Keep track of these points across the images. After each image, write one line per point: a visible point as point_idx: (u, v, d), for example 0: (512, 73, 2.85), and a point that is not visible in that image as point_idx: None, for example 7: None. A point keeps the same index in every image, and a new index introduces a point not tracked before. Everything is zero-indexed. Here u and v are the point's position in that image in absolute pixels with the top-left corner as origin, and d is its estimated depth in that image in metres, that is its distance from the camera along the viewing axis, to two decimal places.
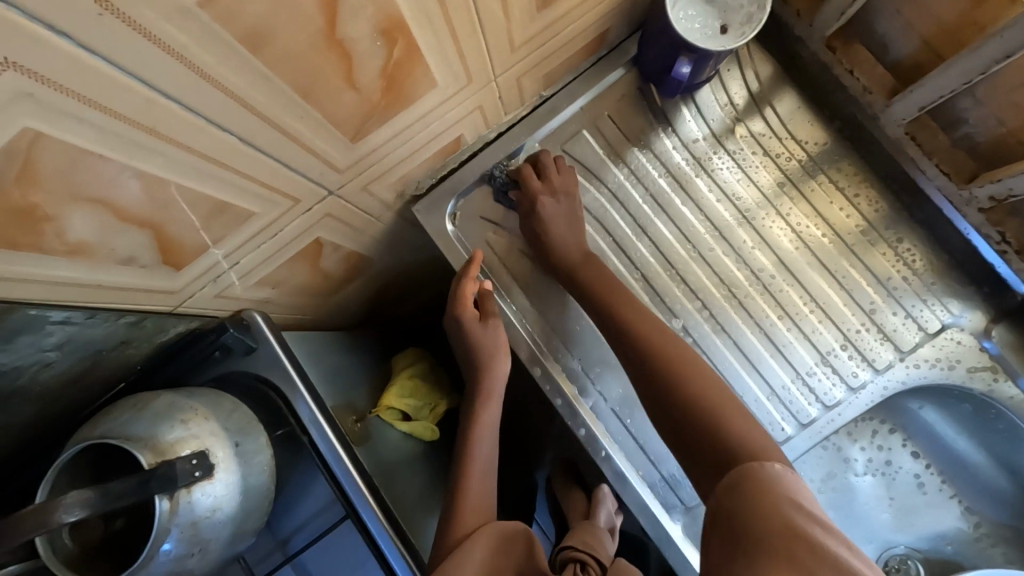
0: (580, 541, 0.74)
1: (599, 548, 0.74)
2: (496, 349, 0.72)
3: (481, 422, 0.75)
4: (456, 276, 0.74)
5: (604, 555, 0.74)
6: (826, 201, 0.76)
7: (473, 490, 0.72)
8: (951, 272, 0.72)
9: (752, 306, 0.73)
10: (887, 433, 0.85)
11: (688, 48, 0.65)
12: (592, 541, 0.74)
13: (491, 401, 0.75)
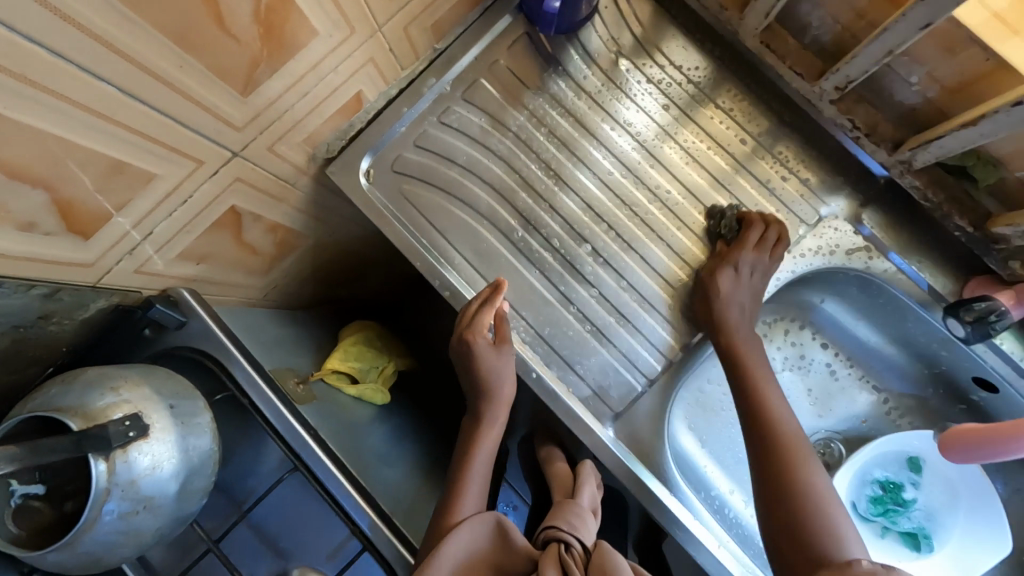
0: (563, 521, 0.72)
1: (581, 527, 0.72)
2: (504, 377, 0.75)
3: (484, 438, 0.79)
4: (474, 300, 0.75)
5: (587, 534, 0.72)
6: (709, 119, 0.82)
7: (471, 489, 0.76)
8: (824, 166, 0.79)
9: (653, 222, 0.80)
10: (798, 330, 0.93)
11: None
12: (575, 519, 0.72)
13: (496, 415, 0.78)
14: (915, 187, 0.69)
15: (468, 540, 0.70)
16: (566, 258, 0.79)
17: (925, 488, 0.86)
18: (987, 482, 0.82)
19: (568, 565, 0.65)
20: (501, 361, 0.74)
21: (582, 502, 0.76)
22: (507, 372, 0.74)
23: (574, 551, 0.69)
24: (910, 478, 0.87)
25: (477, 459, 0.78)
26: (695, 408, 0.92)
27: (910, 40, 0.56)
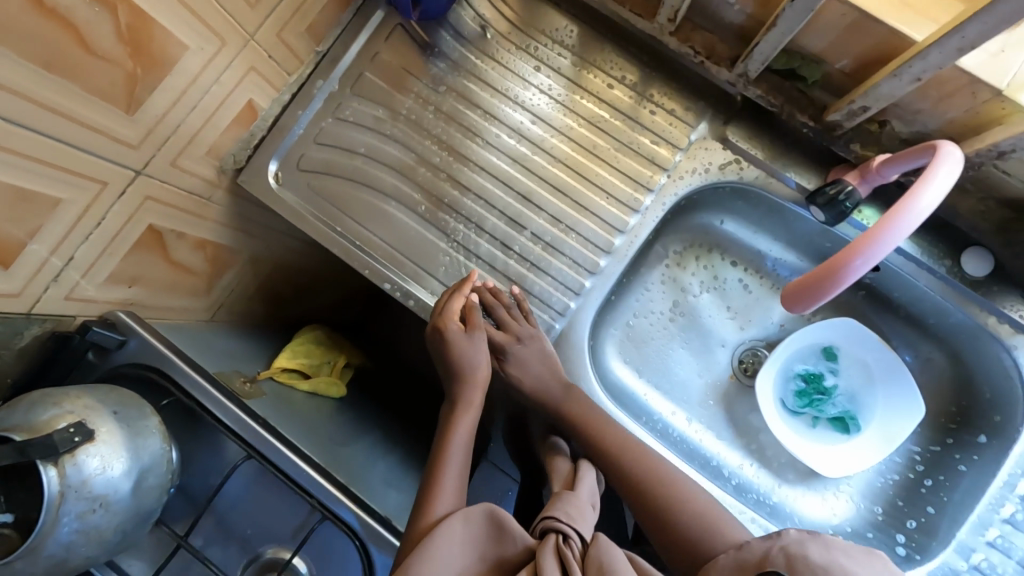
0: (563, 511, 0.66)
1: (581, 517, 0.66)
2: (477, 361, 0.79)
3: (461, 421, 0.78)
4: (449, 290, 0.80)
5: (589, 525, 0.66)
6: (576, 69, 0.89)
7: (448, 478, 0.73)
8: (686, 94, 0.86)
9: (541, 171, 0.86)
10: (707, 254, 0.99)
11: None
12: (575, 510, 0.66)
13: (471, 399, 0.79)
14: (759, 96, 0.76)
15: (458, 535, 0.65)
16: (469, 219, 0.85)
17: (844, 373, 0.94)
18: (893, 354, 0.90)
19: (568, 560, 0.60)
20: (474, 344, 0.79)
21: (581, 495, 0.70)
22: (479, 352, 0.79)
23: (572, 540, 0.63)
24: (828, 367, 0.94)
25: (452, 446, 0.77)
26: (628, 342, 0.98)
27: None
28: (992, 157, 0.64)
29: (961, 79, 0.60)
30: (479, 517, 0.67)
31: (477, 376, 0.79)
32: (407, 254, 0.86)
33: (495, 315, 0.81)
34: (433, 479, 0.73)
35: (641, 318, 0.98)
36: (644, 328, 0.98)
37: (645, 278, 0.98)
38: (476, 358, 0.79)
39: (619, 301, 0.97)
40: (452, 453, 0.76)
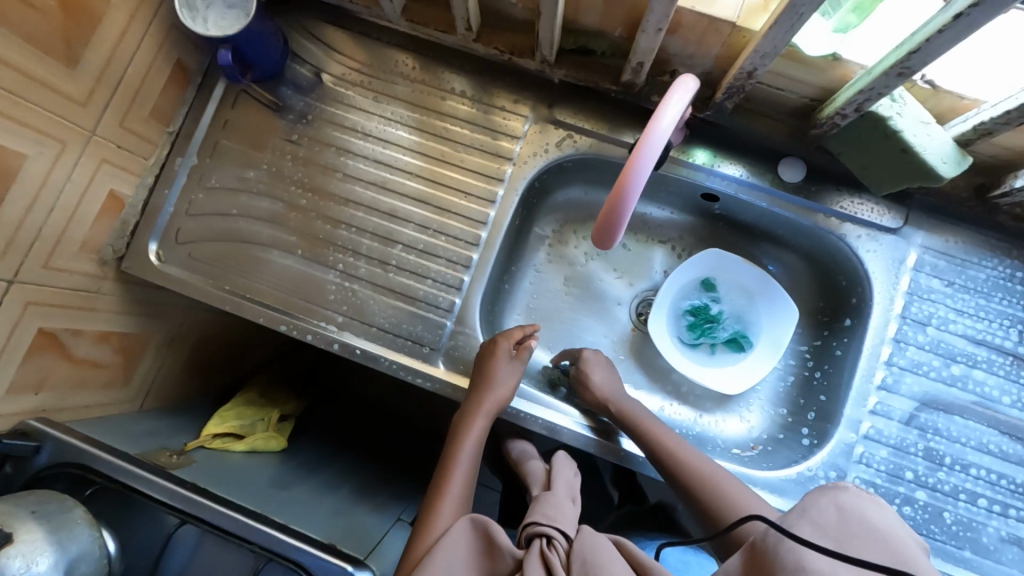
0: (544, 516, 0.74)
1: (561, 516, 0.74)
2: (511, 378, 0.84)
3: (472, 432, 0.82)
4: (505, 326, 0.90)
5: (569, 525, 0.74)
6: (411, 89, 0.95)
7: (448, 497, 0.78)
8: (512, 85, 0.93)
9: (400, 188, 0.92)
10: (583, 225, 1.07)
11: (240, 59, 0.88)
12: (553, 512, 0.75)
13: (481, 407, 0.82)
14: (565, 75, 0.85)
15: (451, 552, 0.69)
16: (346, 248, 0.91)
17: (727, 298, 1.02)
18: (761, 270, 0.99)
19: (551, 560, 0.66)
20: (514, 366, 0.85)
21: (557, 496, 0.80)
22: (510, 376, 0.84)
23: (554, 539, 0.70)
24: (710, 297, 1.02)
25: (459, 466, 0.81)
26: (531, 323, 1.04)
27: None
28: (745, 78, 0.71)
29: (702, 20, 0.70)
30: (468, 532, 0.71)
31: (495, 395, 0.83)
32: (298, 293, 0.91)
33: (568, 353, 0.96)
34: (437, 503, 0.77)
35: (538, 298, 1.06)
36: (542, 307, 1.05)
37: (531, 262, 1.06)
38: (503, 380, 0.84)
39: (511, 288, 1.04)
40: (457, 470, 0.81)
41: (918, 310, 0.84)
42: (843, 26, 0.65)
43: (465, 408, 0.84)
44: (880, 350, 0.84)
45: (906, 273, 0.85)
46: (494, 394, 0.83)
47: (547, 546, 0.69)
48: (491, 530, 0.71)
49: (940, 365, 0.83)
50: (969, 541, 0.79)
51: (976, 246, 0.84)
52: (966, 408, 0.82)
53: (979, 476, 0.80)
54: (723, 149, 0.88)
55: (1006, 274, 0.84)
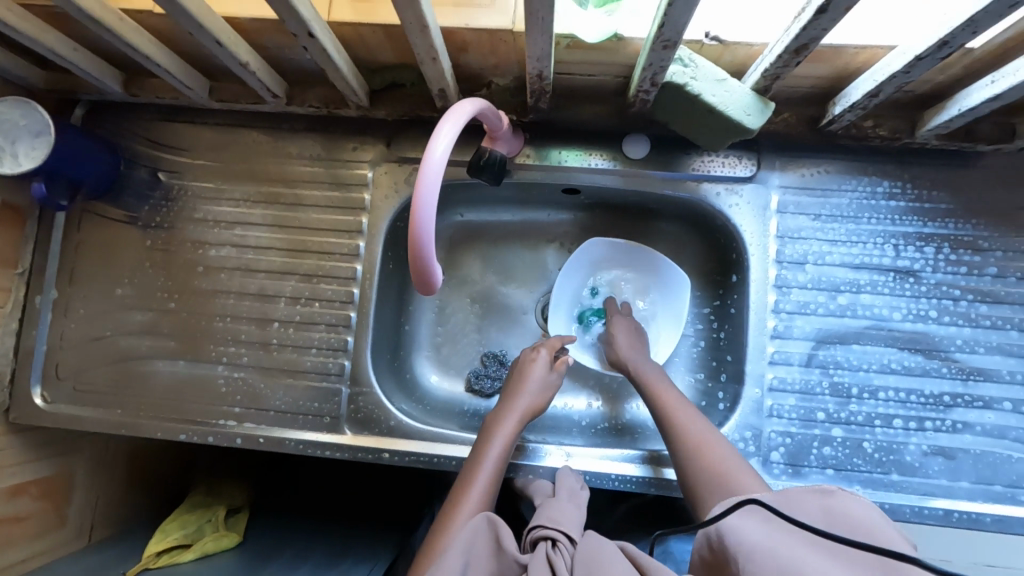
0: (549, 519, 0.71)
1: (566, 520, 0.71)
2: (543, 387, 0.87)
3: (500, 430, 0.82)
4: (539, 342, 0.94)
5: (575, 524, 0.71)
6: (249, 164, 0.93)
7: (469, 500, 0.75)
8: (346, 134, 0.92)
9: (264, 265, 0.91)
10: (468, 245, 1.06)
11: (61, 184, 0.87)
12: (558, 515, 0.71)
13: (513, 410, 0.84)
14: (386, 114, 0.84)
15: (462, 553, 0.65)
16: (225, 339, 0.90)
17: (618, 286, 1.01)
18: (613, 240, 0.99)
19: (555, 562, 0.63)
20: (550, 376, 0.89)
21: (562, 499, 0.75)
22: (541, 384, 0.87)
23: (559, 543, 0.67)
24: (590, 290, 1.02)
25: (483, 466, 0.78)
26: (442, 356, 1.03)
27: (239, 54, 0.69)
28: (539, 81, 0.69)
29: (481, 34, 0.69)
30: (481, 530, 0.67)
31: (528, 400, 0.85)
32: (190, 397, 0.89)
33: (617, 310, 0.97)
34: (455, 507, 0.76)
35: (444, 330, 1.04)
36: (450, 337, 1.04)
37: (427, 296, 1.05)
38: (536, 388, 0.87)
39: (412, 327, 1.02)
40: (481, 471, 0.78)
41: (793, 250, 0.84)
42: (605, 3, 0.62)
43: (496, 414, 0.84)
44: (766, 300, 0.83)
45: (773, 217, 0.84)
46: (526, 400, 0.85)
47: (552, 550, 0.66)
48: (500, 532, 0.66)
49: (826, 299, 0.82)
50: (894, 464, 0.79)
51: (831, 173, 0.84)
52: (862, 335, 0.82)
53: (889, 398, 0.80)
54: (564, 143, 0.86)
55: (867, 192, 0.83)
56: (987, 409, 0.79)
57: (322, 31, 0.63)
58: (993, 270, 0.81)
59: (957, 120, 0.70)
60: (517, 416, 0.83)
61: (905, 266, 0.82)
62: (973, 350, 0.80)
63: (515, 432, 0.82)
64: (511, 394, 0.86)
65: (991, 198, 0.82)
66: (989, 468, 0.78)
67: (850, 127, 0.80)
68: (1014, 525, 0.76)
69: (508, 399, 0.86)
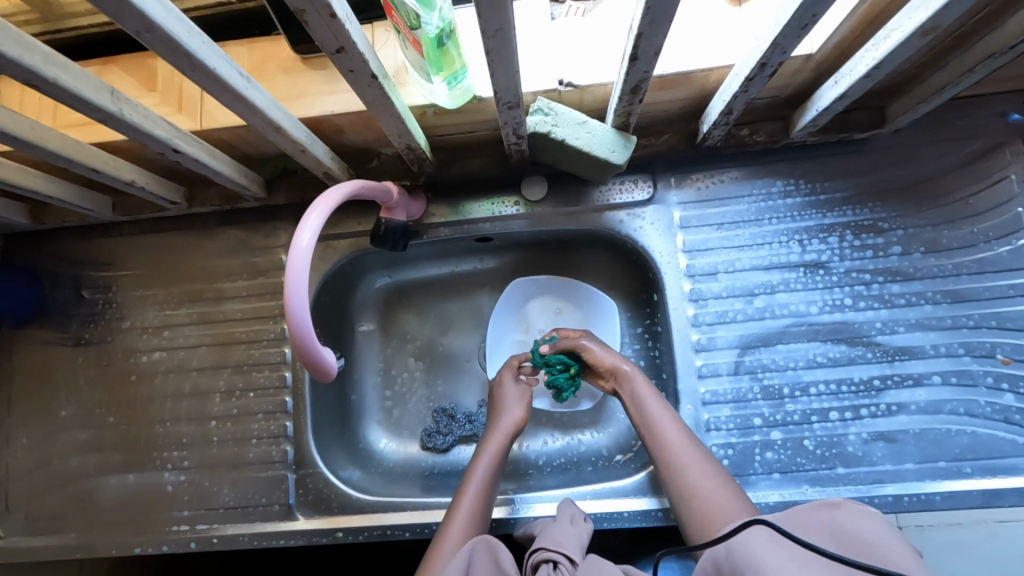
0: (550, 541, 0.66)
1: (568, 541, 0.66)
2: (518, 402, 0.87)
3: (487, 447, 0.81)
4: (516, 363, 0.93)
5: (577, 548, 0.66)
6: (166, 267, 0.95)
7: (460, 520, 0.73)
8: (254, 223, 0.93)
9: (196, 363, 0.91)
10: (403, 304, 1.07)
11: None
12: (560, 537, 0.67)
13: (497, 428, 0.84)
14: (286, 200, 0.86)
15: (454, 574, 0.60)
16: (168, 443, 0.90)
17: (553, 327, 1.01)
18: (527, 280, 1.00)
19: None
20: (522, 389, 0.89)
21: (559, 521, 0.72)
22: (517, 397, 0.87)
23: (562, 564, 0.62)
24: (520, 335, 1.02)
25: (472, 484, 0.77)
26: (394, 420, 1.03)
27: (121, 174, 0.71)
28: (413, 152, 0.71)
29: (348, 118, 0.71)
30: (478, 546, 0.62)
31: (509, 416, 0.85)
32: (140, 508, 0.89)
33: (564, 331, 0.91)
34: (447, 530, 0.72)
35: (392, 393, 1.04)
36: (398, 398, 1.04)
37: (369, 363, 1.05)
38: (514, 404, 0.86)
39: (359, 396, 1.03)
40: (469, 489, 0.76)
41: (702, 261, 0.85)
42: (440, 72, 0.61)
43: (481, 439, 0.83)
44: (685, 314, 0.84)
45: (678, 232, 0.86)
46: (509, 415, 0.85)
47: (552, 572, 0.61)
48: (500, 545, 0.60)
49: (743, 305, 0.83)
50: (838, 457, 0.78)
51: (725, 182, 0.86)
52: (784, 334, 0.82)
53: (821, 392, 0.80)
54: (464, 196, 0.88)
55: (763, 194, 0.85)
56: (918, 386, 0.79)
57: (188, 144, 0.65)
58: (898, 249, 0.82)
59: (819, 119, 0.72)
60: (503, 433, 0.82)
61: (813, 259, 0.83)
62: (894, 330, 0.80)
63: (501, 449, 0.81)
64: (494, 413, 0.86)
65: (881, 179, 0.83)
66: (931, 445, 0.77)
67: (728, 137, 0.82)
68: (966, 499, 0.75)
69: (491, 422, 0.86)
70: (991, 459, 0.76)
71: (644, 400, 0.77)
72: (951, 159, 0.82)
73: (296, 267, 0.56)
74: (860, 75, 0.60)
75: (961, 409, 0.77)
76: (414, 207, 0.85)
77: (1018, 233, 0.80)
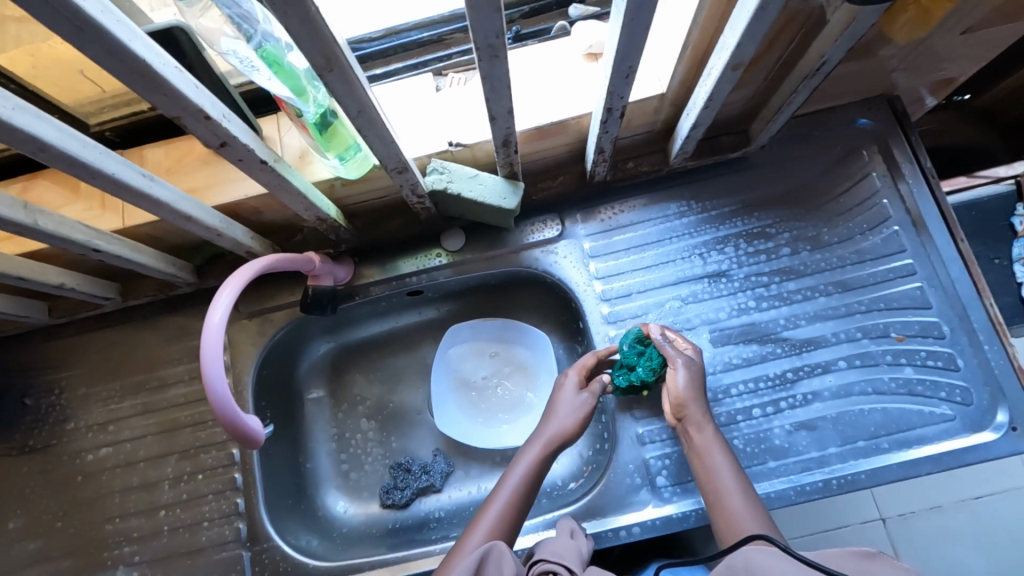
0: (550, 552, 0.68)
1: (569, 555, 0.68)
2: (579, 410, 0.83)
3: (528, 452, 0.80)
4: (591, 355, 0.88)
5: (577, 561, 0.68)
6: (107, 362, 0.97)
7: (482, 526, 0.73)
8: (190, 308, 0.97)
9: (143, 453, 0.92)
10: (351, 366, 1.10)
11: None
12: (560, 548, 0.68)
13: (542, 434, 0.81)
14: (218, 282, 0.90)
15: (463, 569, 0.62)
16: (119, 540, 0.89)
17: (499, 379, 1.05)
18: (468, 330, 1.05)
19: None
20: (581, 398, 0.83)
21: (560, 535, 0.73)
22: (573, 406, 0.83)
23: None
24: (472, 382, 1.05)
25: (501, 492, 0.77)
26: (352, 482, 1.04)
27: (50, 279, 0.75)
28: (326, 221, 0.77)
29: (261, 200, 0.77)
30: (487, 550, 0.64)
31: (558, 426, 0.81)
32: None
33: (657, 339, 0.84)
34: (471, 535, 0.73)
35: (347, 455, 1.06)
36: (355, 460, 1.05)
37: (322, 429, 1.07)
38: (567, 411, 0.82)
39: (314, 463, 1.04)
40: (500, 493, 0.76)
41: (617, 285, 0.91)
42: (331, 147, 0.68)
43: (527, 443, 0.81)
44: (607, 336, 0.90)
45: (592, 261, 0.93)
46: (555, 424, 0.81)
47: None
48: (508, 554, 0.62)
49: (659, 320, 0.89)
50: (767, 452, 0.82)
51: (625, 211, 0.93)
52: (700, 342, 0.88)
53: (741, 392, 0.85)
54: (389, 255, 0.94)
55: (660, 217, 0.93)
56: (827, 373, 0.85)
57: (109, 243, 0.70)
58: (787, 250, 0.90)
59: (687, 147, 0.81)
60: (545, 443, 0.80)
61: (714, 270, 0.90)
62: (797, 324, 0.87)
63: (541, 456, 0.79)
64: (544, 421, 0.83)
65: (761, 191, 0.92)
66: (849, 427, 0.82)
67: (616, 172, 0.92)
68: (887, 474, 0.79)
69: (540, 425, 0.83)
70: (903, 432, 0.81)
71: (706, 441, 0.75)
72: (818, 165, 0.92)
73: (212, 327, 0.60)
74: (700, 107, 0.69)
75: (869, 388, 0.83)
76: (341, 269, 0.90)
77: (887, 222, 0.89)
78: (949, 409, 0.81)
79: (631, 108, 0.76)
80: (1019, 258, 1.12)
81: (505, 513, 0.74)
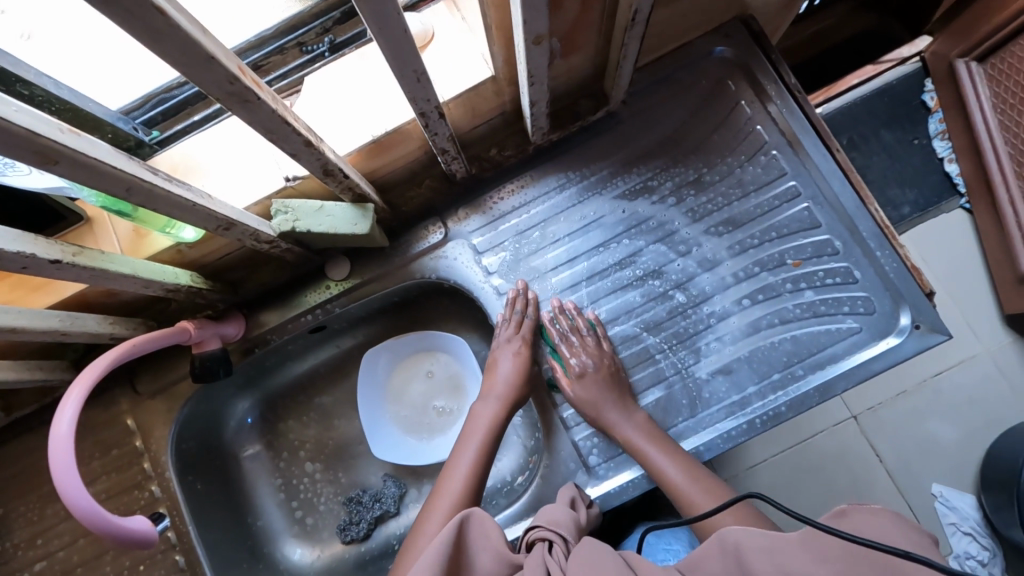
0: (547, 522, 0.65)
1: (563, 522, 0.65)
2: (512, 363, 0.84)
3: (478, 416, 0.81)
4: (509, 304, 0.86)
5: (573, 528, 0.65)
6: (19, 478, 0.92)
7: (447, 494, 0.73)
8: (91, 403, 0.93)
9: (78, 557, 0.89)
10: (281, 414, 1.06)
11: None
12: (555, 515, 0.66)
13: (487, 396, 0.82)
14: None
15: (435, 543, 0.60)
16: None
17: (449, 398, 1.03)
18: (399, 351, 1.03)
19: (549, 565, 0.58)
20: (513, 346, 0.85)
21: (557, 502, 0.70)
22: (510, 362, 0.84)
23: (556, 546, 0.61)
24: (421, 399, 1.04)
25: (462, 458, 0.77)
26: (310, 527, 1.02)
27: None
28: (181, 290, 0.72)
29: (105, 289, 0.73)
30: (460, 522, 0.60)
31: (500, 389, 0.82)
32: None
33: (579, 338, 0.83)
34: (434, 500, 0.73)
35: (299, 502, 1.04)
36: (307, 505, 1.03)
37: (267, 482, 1.04)
38: (506, 367, 0.84)
39: (266, 520, 1.02)
40: (456, 468, 0.75)
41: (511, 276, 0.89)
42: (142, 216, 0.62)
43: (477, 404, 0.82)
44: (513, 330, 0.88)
45: (482, 257, 0.90)
46: (499, 387, 0.82)
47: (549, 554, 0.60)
48: (489, 524, 0.60)
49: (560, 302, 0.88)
50: (689, 407, 0.82)
51: (504, 198, 0.90)
52: (605, 314, 0.86)
53: (654, 355, 0.84)
54: (275, 299, 0.90)
55: (539, 195, 0.90)
56: (733, 315, 0.84)
57: None
58: (672, 199, 0.88)
59: (540, 122, 0.78)
60: (494, 405, 0.81)
61: (604, 238, 0.88)
62: (695, 272, 0.85)
63: (490, 418, 0.80)
64: (487, 387, 0.83)
65: (636, 146, 0.89)
66: (761, 363, 0.82)
67: (485, 162, 0.89)
68: (806, 401, 0.79)
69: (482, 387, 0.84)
70: (814, 355, 0.81)
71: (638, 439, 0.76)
72: (689, 105, 0.89)
73: (58, 446, 0.61)
74: (527, 83, 0.65)
75: (775, 320, 0.83)
76: (223, 326, 0.85)
77: (764, 148, 0.87)
78: (854, 321, 0.81)
79: (468, 98, 0.72)
80: (937, 133, 1.11)
81: (466, 478, 0.74)
